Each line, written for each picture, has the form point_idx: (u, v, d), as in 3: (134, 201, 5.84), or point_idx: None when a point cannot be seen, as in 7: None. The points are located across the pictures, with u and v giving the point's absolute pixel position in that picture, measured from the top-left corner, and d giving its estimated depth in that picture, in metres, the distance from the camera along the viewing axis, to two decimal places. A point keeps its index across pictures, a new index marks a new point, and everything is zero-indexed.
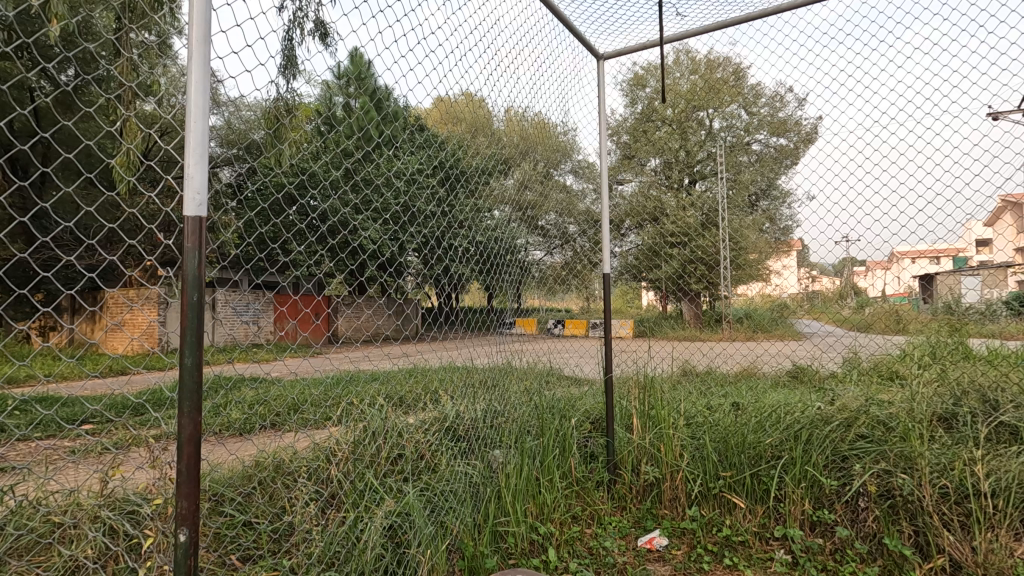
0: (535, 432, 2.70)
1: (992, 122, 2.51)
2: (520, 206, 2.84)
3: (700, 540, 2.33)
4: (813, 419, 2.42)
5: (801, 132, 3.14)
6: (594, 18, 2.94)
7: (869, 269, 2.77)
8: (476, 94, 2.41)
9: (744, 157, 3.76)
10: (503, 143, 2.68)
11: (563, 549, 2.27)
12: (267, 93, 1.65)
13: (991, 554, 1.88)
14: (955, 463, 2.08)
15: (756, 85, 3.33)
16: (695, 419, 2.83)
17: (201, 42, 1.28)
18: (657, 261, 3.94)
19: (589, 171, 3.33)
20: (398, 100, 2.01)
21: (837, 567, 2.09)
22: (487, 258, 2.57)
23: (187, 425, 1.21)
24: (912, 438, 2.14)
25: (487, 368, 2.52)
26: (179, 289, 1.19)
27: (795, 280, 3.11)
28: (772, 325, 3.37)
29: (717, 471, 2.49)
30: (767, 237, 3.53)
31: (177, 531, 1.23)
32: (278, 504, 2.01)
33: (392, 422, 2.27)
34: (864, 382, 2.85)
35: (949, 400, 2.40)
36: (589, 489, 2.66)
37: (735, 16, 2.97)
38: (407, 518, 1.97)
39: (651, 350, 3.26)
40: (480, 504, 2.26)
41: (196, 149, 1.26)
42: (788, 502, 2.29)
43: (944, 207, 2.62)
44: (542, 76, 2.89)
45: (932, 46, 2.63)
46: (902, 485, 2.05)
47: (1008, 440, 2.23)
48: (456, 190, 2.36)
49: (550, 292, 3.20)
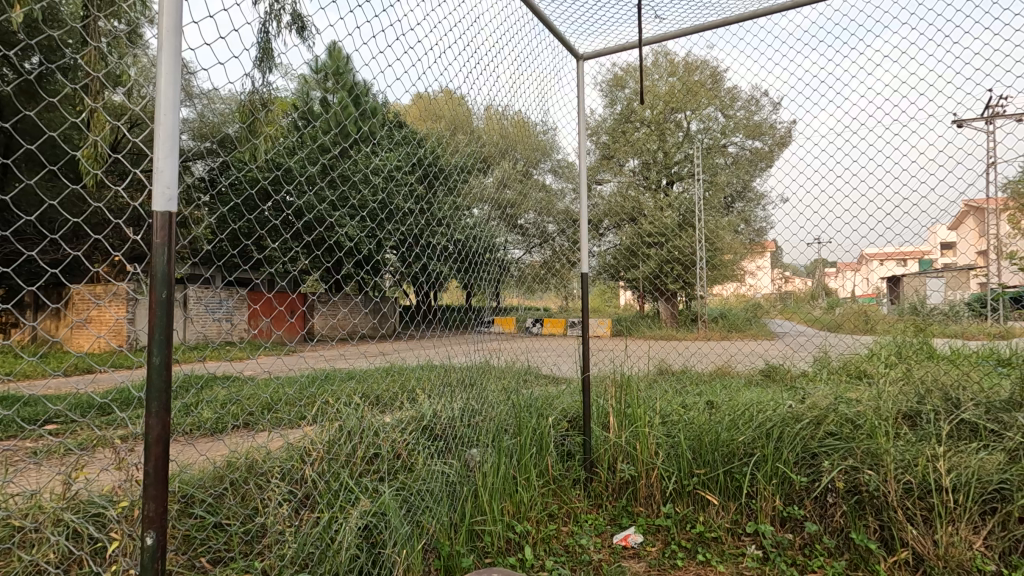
0: (512, 431, 2.70)
1: (957, 129, 2.59)
2: (499, 205, 2.84)
3: (674, 537, 2.37)
4: (784, 417, 2.48)
5: (775, 135, 3.18)
6: (573, 18, 2.96)
7: (838, 271, 2.87)
8: (455, 92, 2.40)
9: (721, 160, 3.85)
10: (482, 141, 2.66)
11: (539, 548, 2.29)
12: (242, 86, 1.60)
13: (951, 547, 1.95)
14: (919, 459, 2.13)
15: (732, 89, 3.34)
16: (669, 418, 2.84)
17: (171, 32, 1.24)
18: (635, 261, 3.98)
19: (568, 170, 3.34)
20: (376, 96, 1.98)
21: (805, 562, 2.14)
22: (465, 257, 2.57)
23: (155, 425, 1.18)
24: (878, 435, 2.21)
25: (463, 366, 2.51)
26: (147, 285, 1.16)
27: (768, 280, 3.18)
28: (746, 325, 3.45)
29: (691, 469, 2.53)
30: (741, 238, 3.60)
31: (143, 535, 1.19)
32: (250, 504, 1.97)
33: (368, 421, 2.25)
34: (833, 380, 2.92)
35: (914, 398, 2.47)
36: (566, 488, 2.69)
37: (712, 20, 3.00)
38: (382, 518, 1.95)
39: (627, 350, 3.34)
40: (457, 503, 2.26)
41: (165, 142, 1.23)
42: (759, 498, 2.34)
43: (911, 211, 2.70)
44: (521, 76, 2.89)
45: (901, 54, 2.71)
46: (868, 481, 2.12)
47: (968, 437, 2.28)
48: (434, 188, 2.37)
49: (529, 291, 3.21)
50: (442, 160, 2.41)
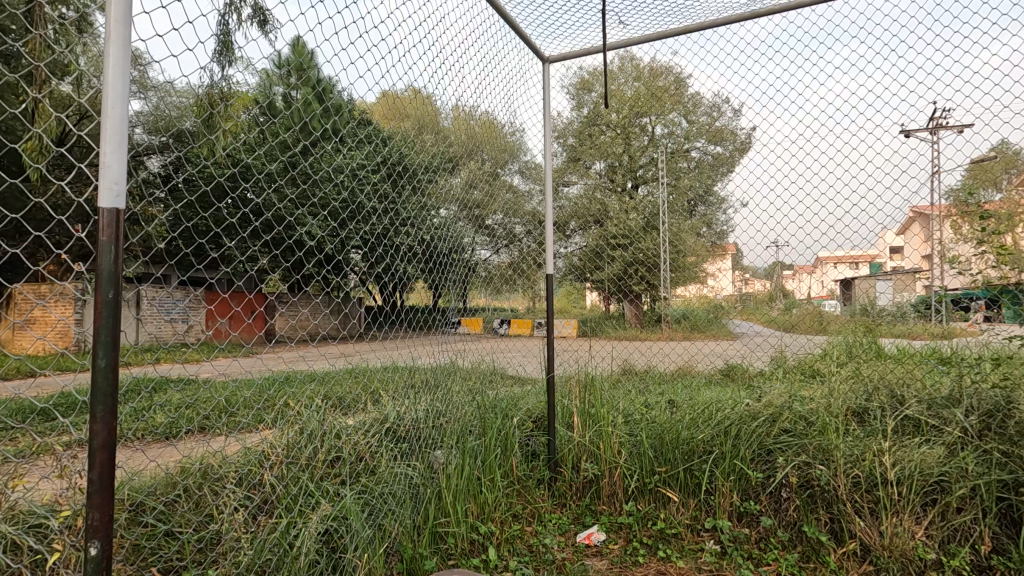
0: (477, 432, 2.70)
1: (903, 139, 2.71)
2: (465, 205, 2.85)
3: (635, 534, 2.41)
4: (742, 415, 2.55)
5: (736, 141, 3.25)
6: (539, 21, 2.98)
7: (795, 273, 2.99)
8: (422, 91, 2.39)
9: (684, 163, 3.91)
10: (450, 141, 2.65)
11: (503, 548, 2.29)
12: (198, 80, 1.55)
13: (896, 537, 2.03)
14: (867, 454, 2.22)
15: (695, 95, 3.41)
16: (632, 418, 2.88)
17: (120, 21, 1.19)
18: (601, 262, 4.01)
19: (535, 172, 3.37)
20: (340, 93, 1.96)
21: (761, 555, 2.21)
22: (431, 257, 2.56)
23: (100, 430, 1.13)
24: (829, 431, 2.30)
25: (429, 367, 2.50)
26: (92, 285, 1.12)
27: (729, 282, 3.27)
28: (707, 325, 3.53)
29: (653, 467, 2.57)
30: (704, 241, 3.68)
31: (87, 545, 1.14)
32: (204, 511, 1.90)
33: (329, 424, 2.22)
34: (789, 379, 3.03)
35: (862, 396, 2.59)
36: (530, 488, 2.71)
37: (675, 27, 3.07)
38: (343, 522, 1.92)
39: (591, 350, 3.38)
40: (420, 506, 2.24)
41: (113, 137, 1.18)
42: (718, 495, 2.41)
43: (860, 216, 2.82)
44: (487, 76, 2.88)
45: (851, 66, 2.83)
46: (820, 476, 2.20)
47: (912, 432, 2.40)
48: (400, 186, 2.34)
49: (495, 291, 3.21)
50: (408, 159, 2.40)
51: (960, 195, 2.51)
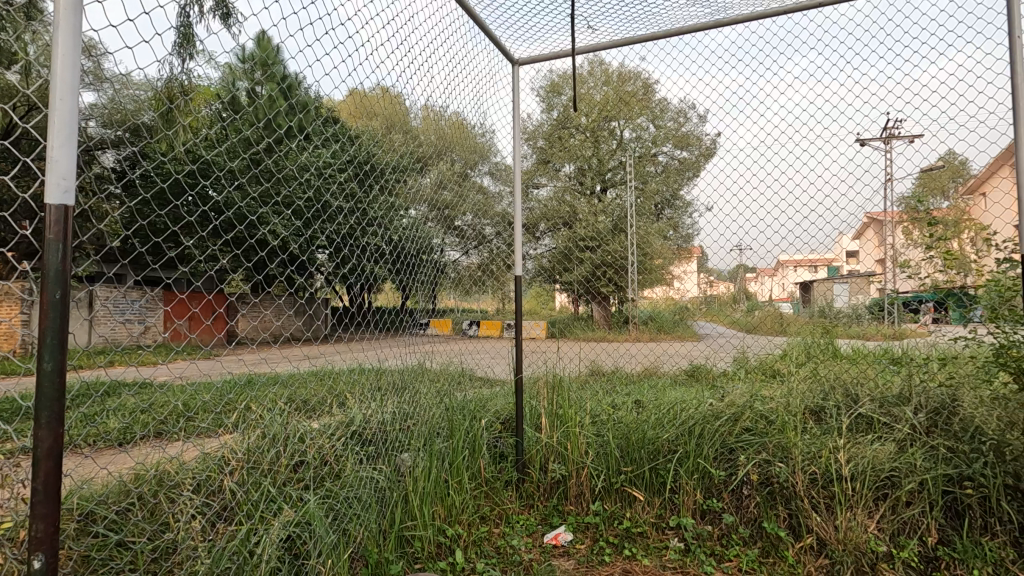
0: (444, 435, 2.68)
1: (858, 147, 2.82)
2: (435, 205, 2.83)
3: (602, 533, 2.43)
4: (705, 414, 2.61)
5: (702, 146, 3.32)
6: (509, 24, 2.99)
7: (757, 276, 3.08)
8: (391, 90, 2.37)
9: (651, 168, 3.97)
10: (419, 141, 2.63)
11: (469, 551, 2.28)
12: (157, 72, 1.50)
13: (850, 531, 2.11)
14: (823, 451, 2.30)
15: (662, 100, 3.47)
16: (599, 418, 2.91)
17: (70, 10, 1.14)
18: (570, 265, 4.04)
19: (505, 173, 3.37)
20: (308, 90, 1.93)
21: (723, 551, 2.26)
22: (400, 257, 2.53)
23: (44, 438, 1.08)
24: (788, 430, 2.38)
25: (396, 370, 2.47)
26: (38, 284, 1.06)
27: (693, 284, 3.30)
28: (673, 326, 3.59)
29: (619, 467, 2.61)
30: (670, 244, 3.75)
31: (30, 559, 1.09)
32: (159, 519, 1.84)
33: (292, 427, 2.16)
34: (750, 379, 3.11)
35: (819, 395, 2.68)
36: (497, 490, 2.70)
37: (642, 34, 3.09)
38: (307, 527, 1.89)
39: (559, 352, 3.40)
40: (386, 510, 2.21)
41: (62, 131, 1.13)
42: (682, 493, 2.45)
43: (818, 221, 2.92)
44: (456, 77, 2.87)
45: (810, 77, 2.93)
46: (779, 473, 2.27)
47: (865, 429, 2.49)
48: (368, 186, 2.32)
49: (465, 292, 3.20)
50: (376, 159, 2.37)
51: (911, 202, 2.64)
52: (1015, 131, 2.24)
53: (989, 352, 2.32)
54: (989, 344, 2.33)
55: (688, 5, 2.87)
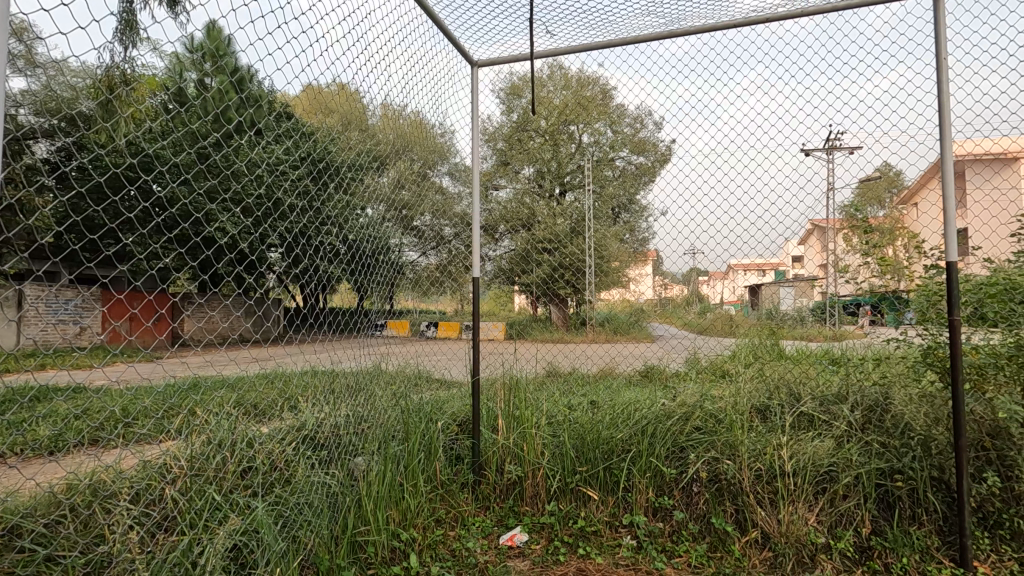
0: (400, 438, 2.64)
1: (803, 157, 2.95)
2: (393, 205, 2.79)
3: (557, 533, 2.46)
4: (657, 414, 2.68)
5: (657, 152, 3.41)
6: (468, 26, 2.99)
7: (710, 278, 3.16)
8: (348, 87, 2.32)
9: (609, 172, 4.05)
10: (377, 139, 2.59)
11: (424, 554, 2.26)
12: (97, 59, 1.42)
13: (791, 524, 2.21)
14: (767, 448, 2.40)
15: (620, 106, 3.54)
16: (555, 419, 2.94)
17: None
18: (528, 266, 4.03)
19: (464, 174, 3.36)
20: (261, 83, 1.87)
21: (673, 547, 2.32)
22: (356, 258, 2.49)
23: None
24: (735, 428, 2.47)
25: (351, 372, 2.42)
26: None
27: (649, 287, 3.38)
28: (629, 327, 3.66)
29: (574, 467, 2.64)
30: (627, 247, 3.82)
31: None
32: (92, 532, 1.74)
33: (240, 431, 2.08)
34: (700, 380, 3.21)
35: (764, 394, 2.80)
36: (453, 492, 2.69)
37: (598, 41, 3.15)
38: (254, 535, 1.83)
39: (516, 353, 3.41)
40: (338, 515, 2.16)
41: None
42: (635, 491, 2.50)
43: (765, 227, 3.04)
44: (415, 76, 2.84)
45: (759, 88, 3.04)
46: (726, 470, 2.36)
47: (806, 427, 2.61)
48: (323, 184, 2.27)
49: (423, 294, 3.18)
50: (332, 156, 2.32)
51: (850, 210, 2.78)
52: (941, 146, 2.40)
53: (918, 352, 2.48)
54: (918, 344, 2.48)
55: (644, 15, 2.95)
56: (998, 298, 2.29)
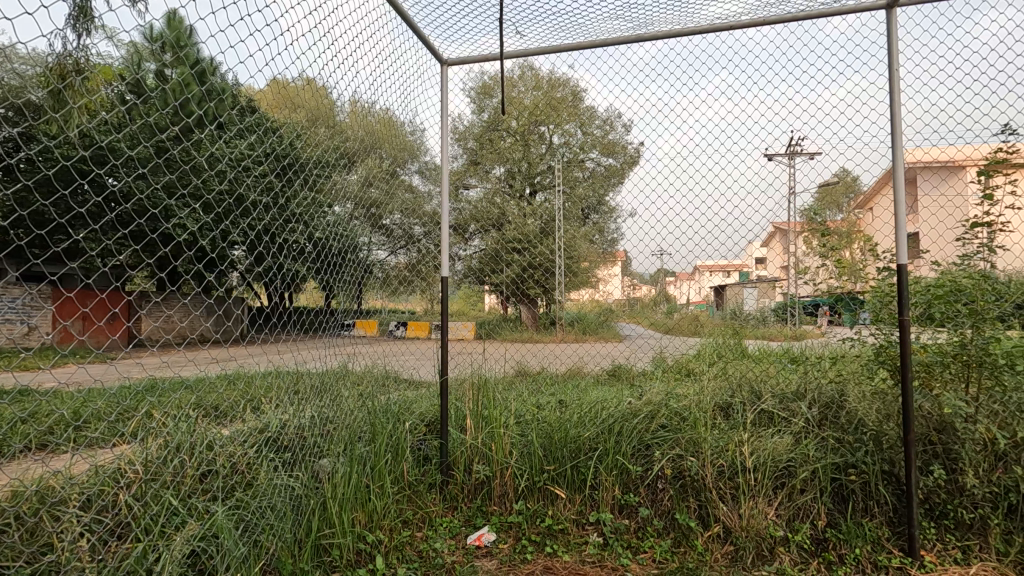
0: (367, 438, 2.61)
1: (768, 161, 3.03)
2: (361, 203, 2.75)
3: (524, 532, 2.47)
4: (624, 413, 2.72)
5: (626, 154, 3.46)
6: (437, 24, 2.96)
7: (677, 278, 3.20)
8: (315, 82, 2.28)
9: (579, 173, 4.13)
10: (345, 136, 2.55)
11: (391, 556, 2.23)
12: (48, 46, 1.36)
13: (751, 518, 2.28)
14: (729, 445, 2.46)
15: (590, 108, 3.59)
16: (523, 418, 2.95)
17: None
18: (498, 266, 4.02)
19: (434, 173, 3.34)
20: (224, 75, 1.82)
21: (638, 543, 2.35)
22: (323, 256, 2.44)
23: None
24: (699, 426, 2.53)
25: (317, 372, 2.37)
26: None
27: (618, 287, 3.43)
28: (597, 327, 3.69)
29: (542, 465, 2.65)
30: (595, 248, 3.86)
31: None
32: (41, 541, 1.67)
33: (200, 434, 2.01)
34: (666, 379, 3.27)
35: (727, 393, 2.89)
36: (421, 492, 2.67)
37: (568, 43, 3.17)
38: (214, 540, 1.79)
39: (485, 353, 3.41)
40: (301, 518, 2.12)
41: None
42: (601, 489, 2.53)
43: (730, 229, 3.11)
44: (384, 72, 2.80)
45: None
46: (690, 467, 2.42)
47: (767, 424, 2.69)
48: (289, 181, 2.22)
49: (392, 293, 3.14)
50: (298, 152, 2.27)
51: (809, 214, 2.86)
52: (894, 153, 2.50)
53: (871, 352, 2.58)
54: (872, 344, 2.59)
55: (612, 18, 2.97)
56: (944, 299, 2.38)
